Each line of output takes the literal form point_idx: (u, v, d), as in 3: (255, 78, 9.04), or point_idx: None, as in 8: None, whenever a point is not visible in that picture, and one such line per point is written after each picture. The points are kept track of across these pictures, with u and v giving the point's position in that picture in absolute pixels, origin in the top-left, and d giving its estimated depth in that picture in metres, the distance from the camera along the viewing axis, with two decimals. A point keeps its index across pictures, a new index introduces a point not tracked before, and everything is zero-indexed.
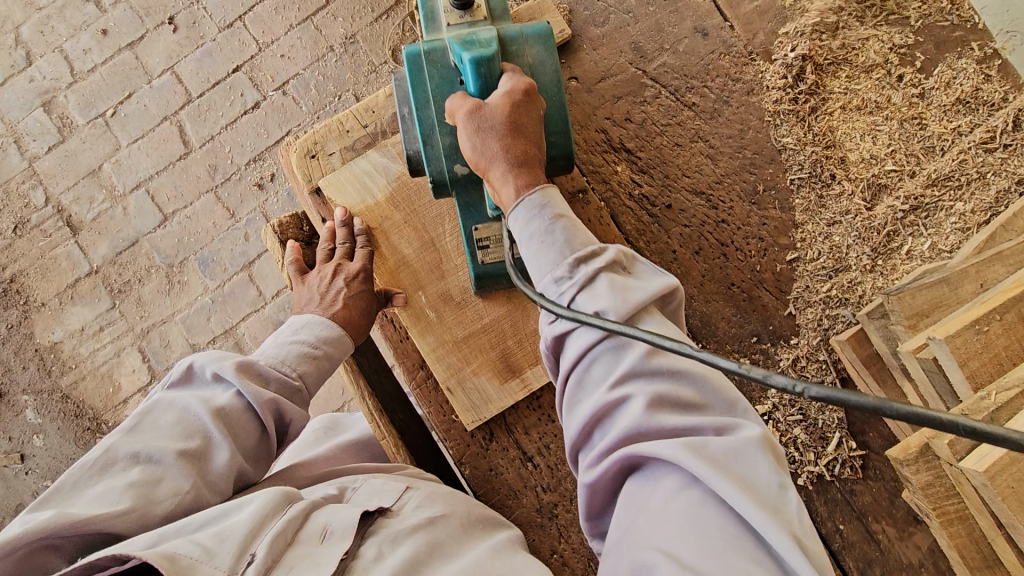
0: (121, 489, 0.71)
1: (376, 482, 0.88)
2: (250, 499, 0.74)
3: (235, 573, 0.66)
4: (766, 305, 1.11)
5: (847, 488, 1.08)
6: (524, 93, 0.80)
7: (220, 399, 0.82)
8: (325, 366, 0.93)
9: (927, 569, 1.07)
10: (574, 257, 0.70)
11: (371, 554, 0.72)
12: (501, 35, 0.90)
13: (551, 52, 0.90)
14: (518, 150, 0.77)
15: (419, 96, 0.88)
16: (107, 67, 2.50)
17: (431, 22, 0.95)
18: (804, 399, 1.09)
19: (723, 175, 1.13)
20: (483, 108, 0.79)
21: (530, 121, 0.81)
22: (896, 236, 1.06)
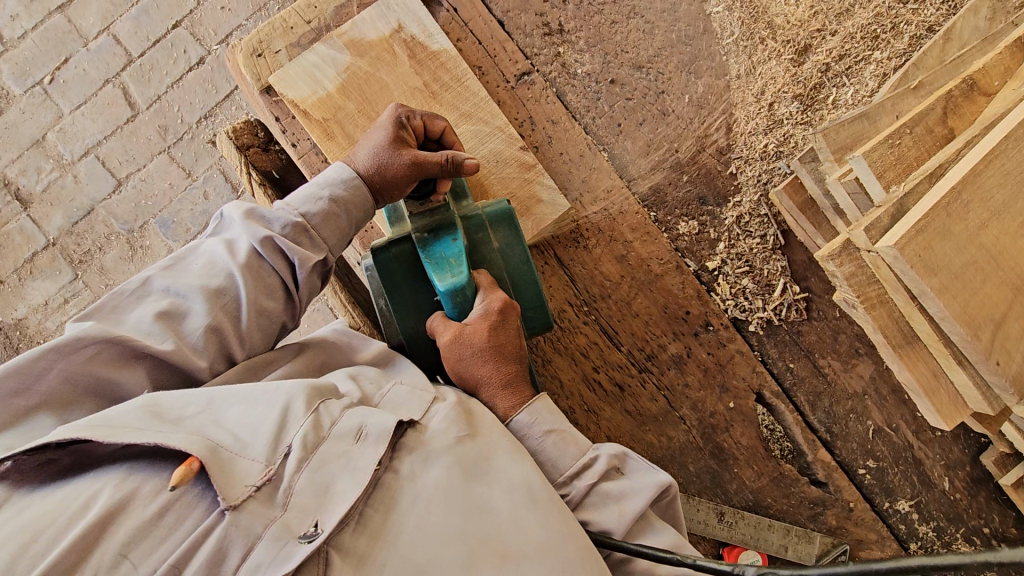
0: (150, 323, 0.81)
1: (403, 388, 0.89)
2: (280, 393, 0.77)
3: (272, 463, 0.71)
4: (709, 168, 1.17)
5: (794, 330, 1.17)
6: (500, 315, 0.91)
7: (239, 242, 0.89)
8: (342, 221, 0.95)
9: (870, 396, 1.18)
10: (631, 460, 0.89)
11: (406, 470, 0.77)
12: (466, 227, 1.00)
13: (517, 235, 1.01)
14: (502, 375, 0.91)
15: (392, 291, 1.00)
16: (38, 32, 2.41)
17: (393, 211, 1.02)
18: (749, 253, 1.17)
19: (660, 48, 1.18)
20: (459, 335, 0.91)
21: (510, 340, 0.92)
22: (822, 90, 1.14)
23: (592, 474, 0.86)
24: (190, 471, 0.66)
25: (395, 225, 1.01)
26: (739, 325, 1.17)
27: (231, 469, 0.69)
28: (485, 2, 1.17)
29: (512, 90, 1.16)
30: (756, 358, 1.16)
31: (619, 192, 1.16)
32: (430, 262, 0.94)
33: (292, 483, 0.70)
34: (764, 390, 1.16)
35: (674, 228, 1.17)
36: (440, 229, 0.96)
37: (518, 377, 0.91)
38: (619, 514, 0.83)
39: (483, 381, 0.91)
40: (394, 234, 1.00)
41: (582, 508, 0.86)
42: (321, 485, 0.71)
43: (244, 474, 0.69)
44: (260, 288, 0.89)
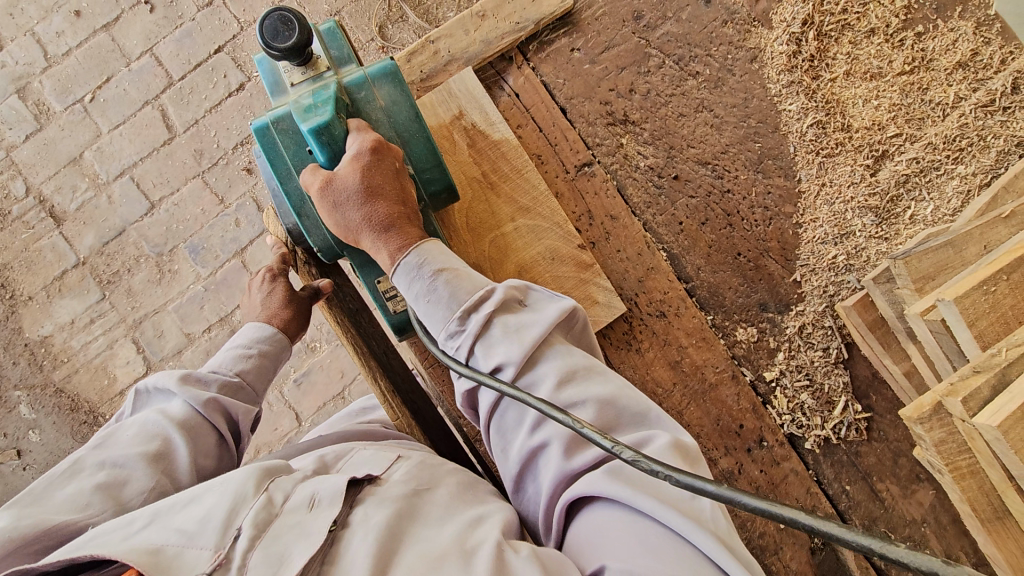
0: (92, 491, 0.76)
1: (365, 455, 0.88)
2: (229, 483, 0.73)
3: (220, 547, 0.64)
4: (772, 274, 1.11)
5: (852, 450, 1.11)
6: (371, 154, 0.86)
7: (173, 407, 0.89)
8: (266, 368, 1.01)
9: (930, 525, 1.11)
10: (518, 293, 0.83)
11: (358, 517, 0.70)
12: (347, 85, 0.93)
13: (400, 88, 0.94)
14: (378, 217, 0.86)
15: (277, 163, 0.94)
16: (82, 50, 2.41)
17: (274, 85, 0.98)
18: (810, 365, 1.11)
19: (728, 144, 1.12)
20: (330, 180, 0.87)
21: (386, 181, 0.87)
22: (899, 202, 1.07)
23: (491, 307, 0.79)
24: None
25: (277, 98, 0.97)
26: (795, 441, 1.12)
27: (177, 566, 0.63)
28: (549, 86, 1.12)
29: (571, 181, 1.11)
30: (811, 479, 1.11)
31: (676, 294, 1.11)
32: (299, 112, 0.89)
33: (244, 561, 0.63)
34: (817, 512, 1.10)
35: (730, 334, 1.12)
36: (318, 90, 0.91)
37: (403, 219, 0.87)
38: (516, 344, 0.76)
39: (362, 228, 0.88)
40: (278, 104, 0.96)
41: (483, 340, 0.79)
42: (275, 559, 0.64)
43: (191, 565, 0.62)
44: (197, 447, 0.86)
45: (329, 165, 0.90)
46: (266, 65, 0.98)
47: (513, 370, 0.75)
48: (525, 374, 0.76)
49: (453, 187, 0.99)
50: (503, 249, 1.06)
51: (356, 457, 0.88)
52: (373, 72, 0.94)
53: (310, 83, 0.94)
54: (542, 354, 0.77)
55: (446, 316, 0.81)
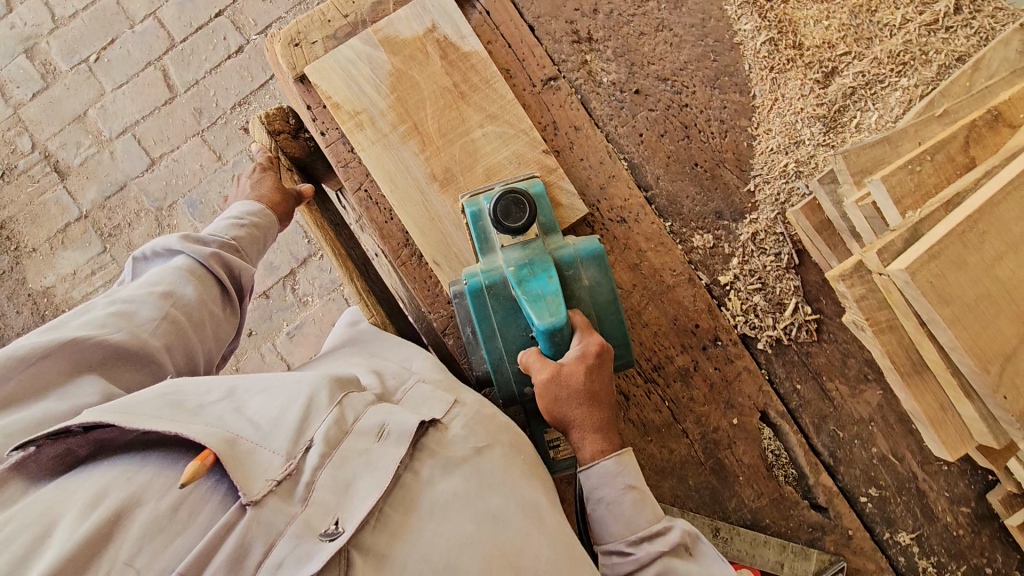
0: (107, 315, 0.83)
1: (426, 387, 0.91)
2: (303, 387, 0.78)
3: (292, 457, 0.71)
4: (727, 184, 1.18)
5: (803, 351, 1.17)
6: (598, 359, 0.87)
7: (176, 262, 0.97)
8: (257, 236, 1.10)
9: (876, 423, 1.16)
10: (636, 511, 0.87)
11: (425, 474, 0.77)
12: (557, 262, 0.96)
13: (607, 274, 0.97)
14: (592, 420, 0.88)
15: (487, 327, 0.96)
16: (88, 13, 2.51)
17: (484, 243, 0.99)
18: (762, 269, 1.17)
19: (686, 62, 1.19)
20: (556, 375, 0.87)
21: (604, 385, 0.89)
22: (846, 112, 1.14)
23: (665, 544, 0.84)
24: (203, 465, 0.65)
25: (485, 257, 0.98)
26: (748, 341, 1.17)
27: (252, 461, 0.69)
28: (518, 6, 1.20)
29: (538, 94, 1.18)
30: (763, 377, 1.16)
31: (636, 201, 1.17)
32: (528, 302, 0.90)
33: (313, 478, 0.71)
34: (769, 409, 1.16)
35: (687, 240, 1.18)
36: (532, 264, 0.94)
37: (609, 424, 0.89)
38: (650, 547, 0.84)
39: (571, 426, 0.89)
40: (486, 263, 0.98)
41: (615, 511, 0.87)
42: (342, 483, 0.71)
43: (265, 468, 0.69)
44: (203, 291, 0.95)
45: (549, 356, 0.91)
46: (475, 219, 1.01)
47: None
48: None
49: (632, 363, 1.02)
50: (472, 152, 1.13)
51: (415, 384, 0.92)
52: (583, 251, 0.97)
53: (518, 247, 0.96)
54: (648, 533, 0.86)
55: (600, 467, 0.88)
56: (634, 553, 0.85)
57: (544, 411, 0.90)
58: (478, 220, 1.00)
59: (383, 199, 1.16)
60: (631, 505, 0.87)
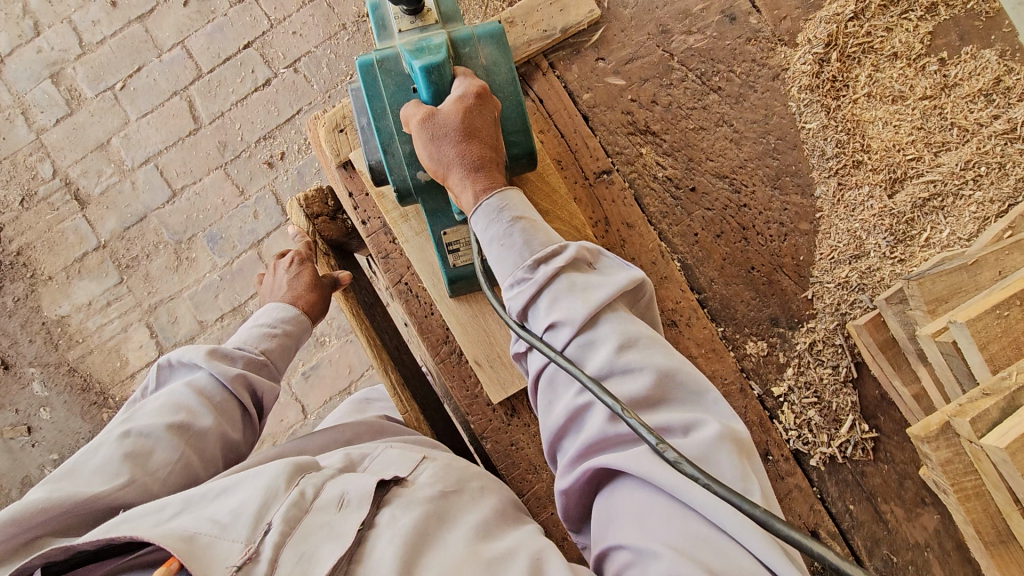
0: (121, 460, 0.79)
1: (392, 452, 0.90)
2: (261, 474, 0.77)
3: (251, 542, 0.68)
4: (785, 290, 1.12)
5: (857, 470, 1.11)
6: (477, 98, 0.83)
7: (198, 379, 0.93)
8: (287, 344, 1.06)
9: (933, 550, 1.10)
10: (534, 259, 0.75)
11: (385, 517, 0.73)
12: (454, 39, 0.93)
13: (504, 52, 0.93)
14: (472, 157, 0.81)
15: (375, 102, 0.90)
16: (116, 40, 2.47)
17: (382, 29, 0.97)
18: (819, 382, 1.11)
19: (746, 159, 1.14)
20: (434, 112, 0.83)
21: (485, 126, 0.84)
22: (916, 225, 1.08)
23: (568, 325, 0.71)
24: (162, 572, 0.64)
25: (382, 42, 0.95)
26: (800, 457, 1.12)
27: (209, 556, 0.67)
28: (572, 94, 1.15)
29: (589, 188, 1.13)
30: (814, 495, 1.11)
31: (687, 304, 1.12)
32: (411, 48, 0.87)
33: (274, 556, 0.67)
34: (819, 529, 1.10)
35: (740, 347, 1.13)
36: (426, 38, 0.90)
37: (492, 163, 0.83)
38: (580, 303, 0.71)
39: (455, 166, 0.82)
40: (382, 45, 0.95)
41: (547, 292, 0.74)
42: (303, 555, 0.68)
43: (224, 560, 0.66)
44: (224, 419, 0.91)
45: (431, 101, 0.87)
46: (375, 8, 0.98)
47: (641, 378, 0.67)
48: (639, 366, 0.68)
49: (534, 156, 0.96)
50: None
51: (384, 453, 0.90)
52: (481, 32, 0.94)
53: (417, 33, 0.94)
54: (565, 288, 0.73)
55: (483, 207, 0.80)
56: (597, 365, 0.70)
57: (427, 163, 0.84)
58: (377, 7, 0.97)
59: (423, 292, 1.11)
60: (522, 234, 0.77)
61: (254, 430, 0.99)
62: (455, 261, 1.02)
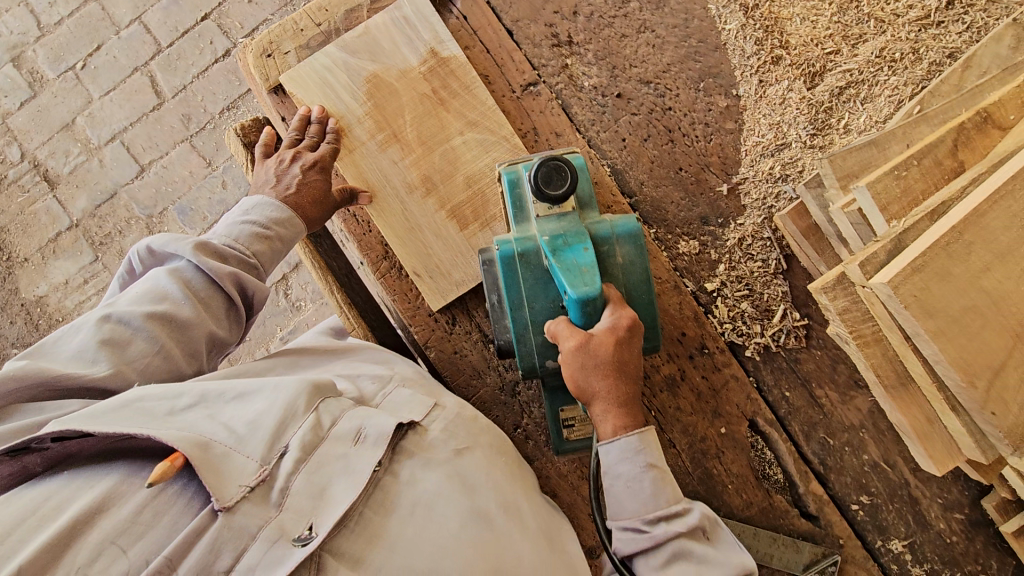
0: (97, 347, 0.77)
1: (404, 391, 0.92)
2: (281, 391, 0.79)
3: (266, 463, 0.73)
4: (713, 188, 1.15)
5: (791, 357, 1.15)
6: (629, 333, 0.82)
7: (182, 268, 0.87)
8: (277, 250, 0.96)
9: (868, 430, 1.14)
10: (648, 469, 0.82)
11: (405, 475, 0.81)
12: (594, 237, 0.92)
13: (642, 252, 0.92)
14: (619, 394, 0.82)
15: (513, 290, 0.91)
16: (73, 19, 2.48)
17: (518, 211, 0.95)
18: (750, 275, 1.14)
19: (670, 64, 1.16)
20: (586, 342, 0.82)
21: (632, 359, 0.83)
22: (834, 113, 1.11)
23: (683, 524, 0.80)
24: (171, 468, 0.67)
25: (519, 226, 0.94)
26: (735, 349, 1.15)
27: (224, 466, 0.70)
28: (496, 10, 1.17)
29: (517, 100, 1.15)
30: (751, 384, 1.14)
31: (619, 208, 1.15)
32: (563, 272, 0.85)
33: (288, 483, 0.73)
34: (757, 417, 1.14)
35: (673, 247, 1.16)
36: (568, 236, 0.89)
37: (635, 397, 0.83)
38: (671, 522, 0.81)
39: (598, 396, 0.83)
40: (518, 232, 0.93)
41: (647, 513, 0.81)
42: (317, 487, 0.74)
43: (239, 474, 0.71)
44: (211, 316, 0.88)
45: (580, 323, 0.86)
46: (513, 187, 0.96)
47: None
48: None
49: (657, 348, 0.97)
50: (453, 161, 1.11)
51: (395, 389, 0.92)
52: (621, 229, 0.92)
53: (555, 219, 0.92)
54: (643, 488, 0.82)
55: (617, 440, 0.82)
56: (650, 532, 0.81)
57: (567, 380, 0.84)
58: (516, 187, 0.95)
59: (361, 211, 1.14)
60: (649, 463, 0.82)
61: (242, 331, 0.94)
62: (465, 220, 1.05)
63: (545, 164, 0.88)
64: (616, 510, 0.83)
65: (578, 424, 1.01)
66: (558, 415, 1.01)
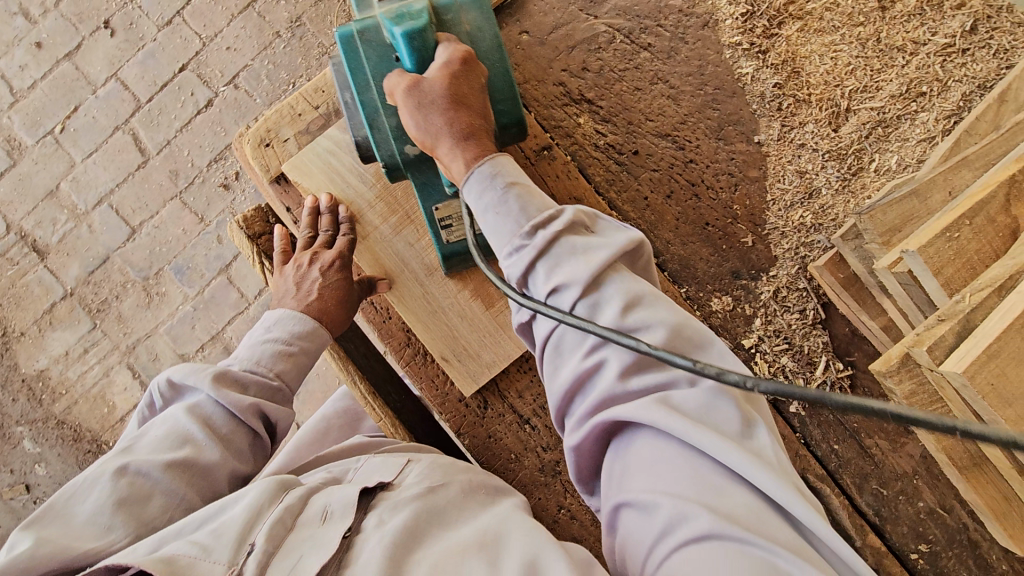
0: (114, 507, 0.69)
1: (376, 460, 0.87)
2: (243, 495, 0.73)
3: (235, 563, 0.64)
4: (742, 242, 1.11)
5: (837, 409, 1.11)
6: (462, 63, 0.76)
7: (201, 403, 0.80)
8: (302, 363, 0.90)
9: (921, 476, 1.11)
10: (531, 225, 0.70)
11: (374, 522, 0.70)
12: (435, 8, 0.83)
13: (490, 17, 0.85)
14: (461, 126, 0.76)
15: (357, 77, 0.83)
16: (47, 82, 2.40)
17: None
18: (788, 328, 1.10)
19: (687, 115, 1.11)
20: (419, 81, 0.76)
21: (474, 94, 0.78)
22: (864, 156, 1.06)
23: (560, 223, 0.69)
24: None
25: (360, 11, 0.86)
26: (779, 405, 1.11)
27: None
28: None
29: (532, 167, 1.07)
30: (798, 441, 1.10)
31: None
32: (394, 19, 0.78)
33: None
34: (808, 474, 1.10)
35: (706, 305, 1.11)
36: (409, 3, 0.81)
37: (482, 130, 0.76)
38: (584, 265, 0.66)
39: (445, 138, 0.76)
40: (361, 13, 0.86)
41: (548, 258, 0.68)
42: (286, 570, 0.63)
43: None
44: (234, 452, 0.80)
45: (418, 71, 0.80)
46: None
47: (577, 293, 0.65)
48: (591, 302, 0.65)
49: (525, 127, 0.88)
50: None
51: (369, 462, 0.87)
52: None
53: None
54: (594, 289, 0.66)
55: (474, 174, 0.74)
56: (533, 244, 0.69)
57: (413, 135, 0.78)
58: None
59: (378, 298, 1.08)
60: (517, 200, 0.72)
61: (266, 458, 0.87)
62: (447, 233, 1.00)
63: None
64: (495, 242, 0.72)
65: (456, 225, 0.98)
66: (432, 215, 0.97)
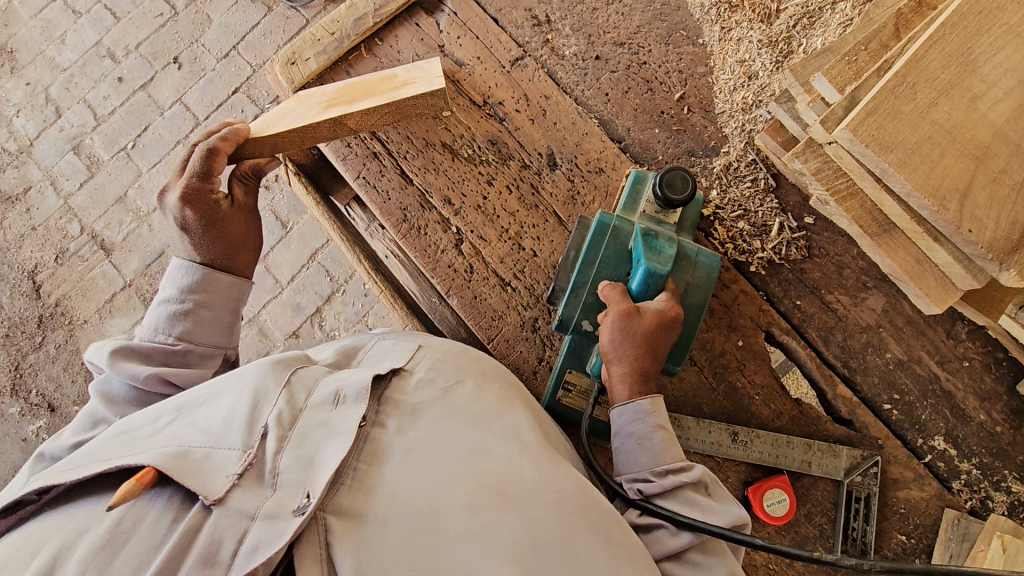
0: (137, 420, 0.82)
1: (387, 345, 0.95)
2: (246, 383, 0.79)
3: (249, 447, 0.72)
4: (695, 125, 1.26)
5: (797, 269, 1.19)
6: (673, 322, 0.96)
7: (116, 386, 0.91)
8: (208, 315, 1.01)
9: (886, 328, 1.16)
10: (650, 424, 0.93)
11: (393, 426, 0.79)
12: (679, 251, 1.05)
13: (711, 284, 1.06)
14: (642, 364, 0.96)
15: (593, 251, 1.07)
16: (124, 108, 2.73)
17: (631, 200, 1.12)
18: (743, 197, 1.21)
19: (639, 26, 1.31)
20: (629, 309, 0.97)
21: (662, 343, 0.97)
22: (793, 42, 1.21)
23: (663, 437, 0.92)
24: (140, 484, 0.64)
25: (625, 210, 1.11)
26: (740, 267, 1.21)
27: (206, 467, 0.69)
28: (480, 5, 1.35)
29: (508, 74, 1.31)
30: (761, 297, 1.19)
31: (611, 151, 1.25)
32: (646, 245, 1.01)
33: (275, 464, 0.71)
34: (773, 328, 1.18)
35: None
36: (658, 233, 1.04)
37: (648, 372, 0.97)
38: (677, 500, 0.86)
39: (625, 356, 0.97)
40: (631, 202, 1.11)
41: (648, 453, 0.91)
42: (305, 458, 0.72)
43: (223, 465, 0.69)
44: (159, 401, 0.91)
45: (639, 295, 1.01)
46: (637, 180, 1.13)
47: (657, 488, 0.88)
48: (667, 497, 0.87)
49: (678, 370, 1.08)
50: None
51: (380, 347, 0.96)
52: (705, 258, 1.06)
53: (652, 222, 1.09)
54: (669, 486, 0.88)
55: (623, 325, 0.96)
56: (637, 438, 0.93)
57: (602, 337, 0.99)
58: (639, 181, 1.13)
59: (383, 184, 1.29)
60: (655, 425, 0.93)
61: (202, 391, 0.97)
62: (563, 396, 1.14)
63: (674, 171, 1.04)
64: (616, 417, 0.95)
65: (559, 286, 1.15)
66: (562, 376, 1.13)
